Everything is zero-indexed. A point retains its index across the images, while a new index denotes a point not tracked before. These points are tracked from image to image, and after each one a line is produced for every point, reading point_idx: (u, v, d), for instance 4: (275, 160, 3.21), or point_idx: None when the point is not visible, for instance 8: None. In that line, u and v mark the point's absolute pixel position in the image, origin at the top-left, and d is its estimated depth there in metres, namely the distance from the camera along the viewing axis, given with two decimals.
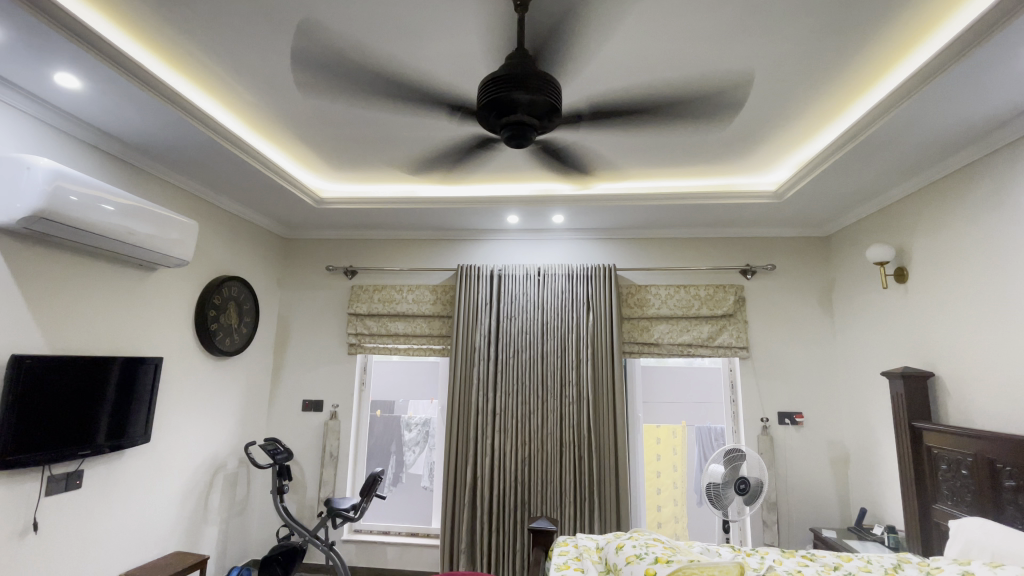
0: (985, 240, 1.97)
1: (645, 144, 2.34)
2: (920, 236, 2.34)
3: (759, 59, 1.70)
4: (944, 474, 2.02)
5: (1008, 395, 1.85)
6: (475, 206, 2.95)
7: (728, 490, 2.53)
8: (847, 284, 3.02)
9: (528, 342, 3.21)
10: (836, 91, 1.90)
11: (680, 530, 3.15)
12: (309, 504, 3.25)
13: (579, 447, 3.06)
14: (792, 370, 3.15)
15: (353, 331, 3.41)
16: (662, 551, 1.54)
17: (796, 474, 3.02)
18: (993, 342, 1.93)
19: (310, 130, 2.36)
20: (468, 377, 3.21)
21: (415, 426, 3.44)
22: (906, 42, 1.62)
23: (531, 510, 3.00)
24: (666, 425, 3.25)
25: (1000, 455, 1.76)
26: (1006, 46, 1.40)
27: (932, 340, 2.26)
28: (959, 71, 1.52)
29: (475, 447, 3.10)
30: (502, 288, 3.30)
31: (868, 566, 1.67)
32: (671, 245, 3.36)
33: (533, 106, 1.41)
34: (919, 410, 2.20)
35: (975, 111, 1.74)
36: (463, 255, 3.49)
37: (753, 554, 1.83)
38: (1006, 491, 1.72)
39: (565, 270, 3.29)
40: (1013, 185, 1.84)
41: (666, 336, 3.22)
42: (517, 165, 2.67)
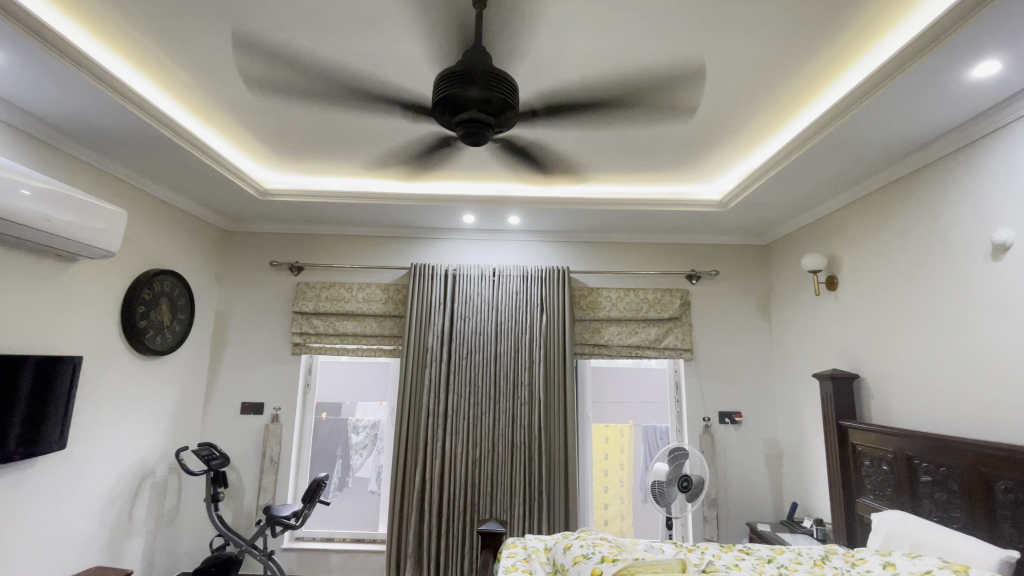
0: (907, 251, 2.13)
1: (601, 148, 2.37)
2: (850, 247, 2.51)
3: (713, 71, 1.77)
4: (867, 470, 2.16)
5: (925, 396, 2.01)
6: (430, 204, 2.89)
7: (671, 488, 2.59)
8: (783, 291, 3.19)
9: (482, 343, 3.18)
10: (780, 105, 2.00)
11: (625, 527, 3.23)
12: (247, 512, 3.07)
13: (530, 449, 3.06)
14: (732, 372, 3.28)
15: (298, 330, 3.25)
16: (608, 550, 1.55)
17: (735, 471, 3.15)
18: (912, 346, 2.08)
19: (255, 118, 2.23)
20: (419, 377, 3.13)
21: (363, 429, 3.34)
22: (845, 60, 1.71)
23: (480, 513, 2.97)
24: (614, 425, 3.33)
25: (916, 452, 1.90)
26: (933, 71, 1.51)
27: (859, 344, 2.42)
28: (890, 92, 1.63)
29: (425, 449, 3.04)
30: (456, 288, 3.26)
31: (799, 557, 1.77)
32: (622, 249, 3.43)
33: (489, 103, 1.39)
34: (846, 409, 2.35)
35: (901, 131, 1.89)
36: (416, 253, 3.41)
37: (694, 550, 1.88)
38: (923, 485, 1.86)
39: (519, 271, 3.29)
40: (933, 201, 2.01)
41: (616, 337, 3.27)
42: (474, 164, 2.64)
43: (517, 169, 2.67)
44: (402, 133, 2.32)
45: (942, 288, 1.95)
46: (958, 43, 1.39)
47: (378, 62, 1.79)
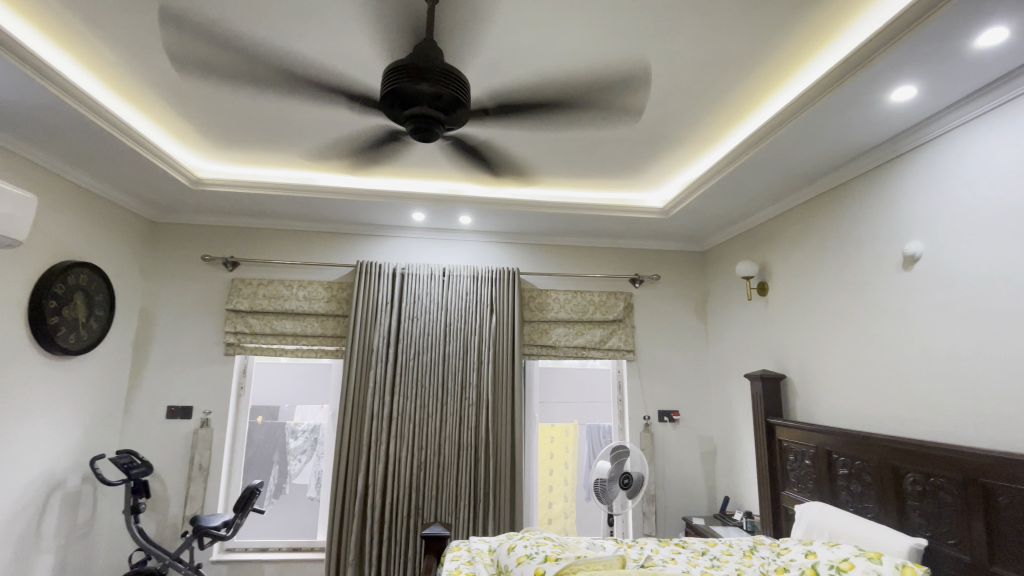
0: (830, 260, 2.30)
1: (553, 150, 2.39)
2: (780, 255, 2.68)
3: (661, 81, 1.83)
4: (792, 464, 2.31)
5: (842, 394, 2.18)
6: (378, 200, 2.81)
7: (613, 485, 2.64)
8: (719, 295, 3.35)
9: (430, 344, 3.12)
10: (721, 117, 2.09)
11: (569, 526, 3.28)
12: (172, 523, 2.85)
13: (476, 450, 3.03)
14: (672, 372, 3.41)
15: (231, 329, 3.06)
16: (551, 549, 1.56)
17: (673, 467, 3.28)
18: (833, 348, 2.25)
19: (190, 102, 2.08)
20: (363, 379, 3.03)
21: (302, 433, 3.19)
22: (781, 77, 1.82)
23: (424, 516, 2.91)
24: (560, 425, 3.37)
25: (835, 447, 2.05)
26: (856, 93, 1.64)
27: (786, 346, 2.58)
28: (820, 110, 1.75)
29: (369, 453, 2.94)
30: (403, 288, 3.18)
31: (729, 549, 1.87)
32: (570, 253, 3.48)
33: (437, 99, 1.36)
34: (773, 408, 2.51)
35: (828, 148, 2.03)
36: (361, 251, 3.30)
37: (634, 546, 1.93)
38: (840, 478, 2.00)
39: (469, 271, 3.26)
40: (853, 214, 2.17)
41: (563, 338, 3.32)
42: (425, 162, 2.59)
43: (468, 168, 2.65)
44: (350, 126, 2.23)
45: (859, 295, 2.11)
46: (882, 68, 1.50)
47: (327, 51, 1.72)
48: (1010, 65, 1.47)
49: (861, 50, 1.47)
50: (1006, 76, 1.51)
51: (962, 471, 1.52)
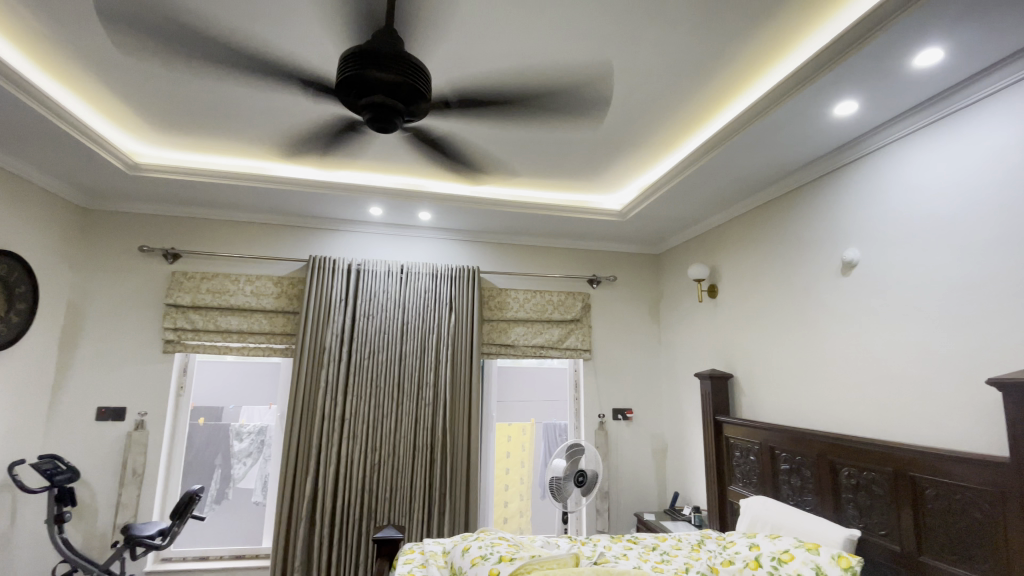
0: (776, 265, 2.40)
1: (514, 148, 2.38)
2: (730, 259, 2.78)
3: (622, 84, 1.85)
4: (738, 460, 2.40)
5: (785, 392, 2.28)
6: (333, 193, 2.71)
7: (568, 483, 2.66)
8: (671, 297, 3.45)
9: (385, 343, 3.04)
10: (679, 123, 2.15)
11: (524, 524, 3.28)
12: (101, 533, 2.64)
13: (432, 451, 2.98)
14: (626, 372, 3.48)
15: (171, 326, 2.87)
16: (505, 549, 1.55)
17: (625, 465, 3.34)
18: (777, 348, 2.35)
19: (128, 80, 1.92)
20: (314, 379, 2.91)
21: (247, 435, 3.03)
22: (738, 85, 1.87)
23: (377, 519, 2.83)
24: (516, 424, 3.37)
25: (777, 443, 2.14)
26: (804, 106, 1.72)
27: (734, 347, 2.68)
28: (773, 121, 1.82)
29: (319, 455, 2.83)
30: (358, 284, 3.08)
31: (678, 543, 1.93)
32: (530, 252, 3.49)
33: (397, 89, 1.32)
34: (721, 406, 2.61)
35: (777, 158, 2.12)
36: (314, 245, 3.17)
37: (588, 543, 1.95)
38: (782, 473, 2.10)
39: (427, 269, 3.21)
40: (798, 221, 2.29)
41: (522, 338, 3.32)
42: (384, 155, 2.52)
43: (428, 162, 2.60)
44: (304, 114, 2.14)
45: (801, 298, 2.22)
46: (830, 82, 1.57)
47: (281, 34, 1.63)
48: (942, 85, 1.57)
49: (811, 63, 1.53)
50: (940, 94, 1.62)
51: (892, 466, 1.62)
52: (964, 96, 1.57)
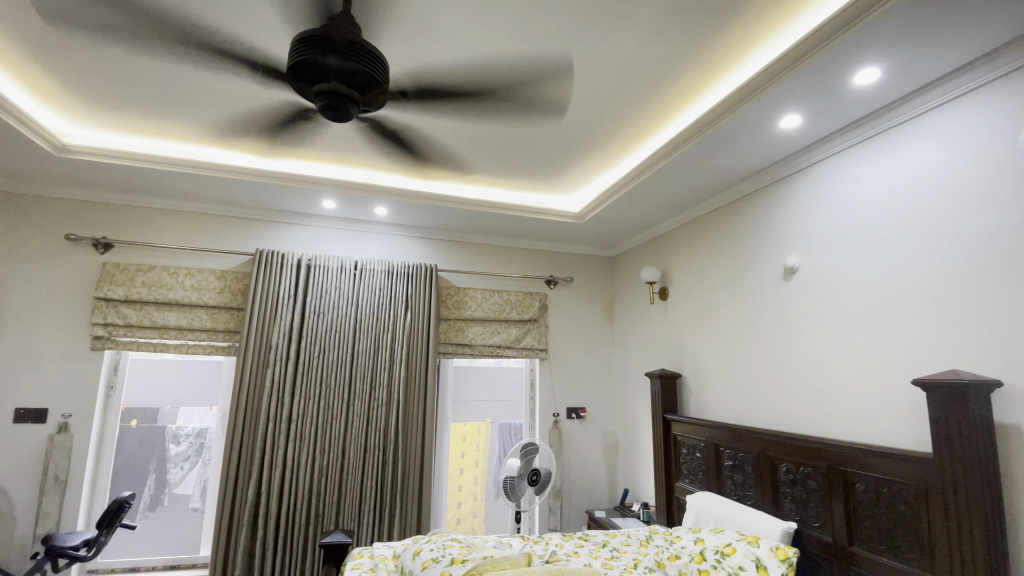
0: (723, 269, 2.50)
1: (475, 145, 2.36)
2: (680, 262, 2.87)
3: (582, 87, 1.87)
4: (685, 457, 2.48)
5: (730, 391, 2.37)
6: (284, 184, 2.59)
7: (521, 482, 2.66)
8: (625, 298, 3.53)
9: (337, 342, 2.94)
10: (636, 128, 2.19)
11: (477, 524, 3.26)
12: (15, 546, 2.41)
13: (384, 452, 2.91)
14: (580, 371, 3.53)
15: (100, 321, 2.66)
16: (458, 551, 1.53)
17: (578, 463, 3.39)
18: (723, 349, 2.45)
19: (54, 53, 1.76)
20: (260, 378, 2.77)
21: (185, 438, 2.85)
22: (693, 94, 1.93)
23: (324, 524, 2.74)
24: (472, 424, 3.34)
25: (722, 440, 2.23)
26: (755, 118, 1.79)
27: (683, 347, 2.77)
28: (725, 130, 1.88)
29: (263, 458, 2.70)
30: (309, 280, 2.96)
31: (628, 539, 1.97)
32: (488, 251, 3.47)
33: (351, 77, 1.28)
34: (670, 405, 2.69)
35: (728, 166, 2.20)
36: (262, 238, 3.02)
37: (540, 542, 1.96)
38: (726, 469, 2.18)
39: (383, 265, 3.13)
40: (744, 228, 2.39)
41: (479, 337, 3.29)
42: (338, 146, 2.43)
43: (386, 156, 2.53)
44: (254, 100, 2.03)
45: (746, 301, 2.32)
46: (779, 94, 1.64)
47: (230, 13, 1.54)
48: (878, 103, 1.68)
49: (763, 75, 1.60)
50: (877, 111, 1.73)
51: (827, 461, 1.72)
52: (897, 116, 1.68)
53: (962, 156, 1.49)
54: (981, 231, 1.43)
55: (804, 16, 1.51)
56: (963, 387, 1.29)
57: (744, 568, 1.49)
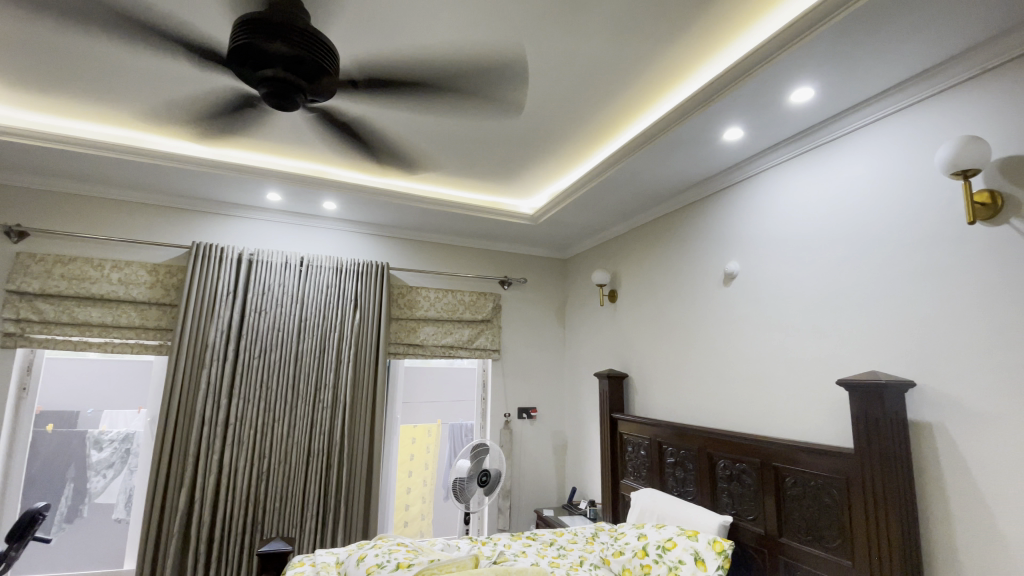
0: (669, 273, 2.59)
1: (429, 142, 2.33)
2: (630, 266, 2.95)
3: (538, 89, 1.88)
4: (630, 455, 2.54)
5: (674, 391, 2.45)
6: (226, 175, 2.45)
7: (471, 483, 2.64)
8: (576, 300, 3.59)
9: (280, 341, 2.81)
10: (589, 133, 2.23)
11: (425, 527, 3.21)
12: None
13: (329, 455, 2.81)
14: (532, 372, 3.55)
15: (10, 317, 2.41)
16: (404, 555, 1.50)
17: (528, 463, 3.41)
18: (668, 351, 2.53)
19: None
20: (194, 380, 2.61)
21: (109, 444, 2.63)
22: (644, 102, 1.99)
23: (263, 532, 2.61)
24: (422, 425, 3.29)
25: (665, 438, 2.31)
26: (701, 129, 1.87)
27: (630, 348, 2.85)
28: (673, 139, 1.95)
29: (196, 465, 2.55)
30: (251, 276, 2.82)
31: (575, 537, 2.00)
32: (442, 250, 3.43)
33: (298, 62, 1.23)
34: (617, 405, 2.75)
35: (676, 174, 2.28)
36: (199, 230, 2.84)
37: (488, 543, 1.95)
38: (669, 466, 2.26)
39: (331, 262, 3.02)
40: (689, 234, 2.49)
41: (431, 337, 3.25)
42: (285, 137, 2.33)
43: (336, 149, 2.44)
44: (192, 85, 1.91)
45: (690, 305, 2.42)
46: (723, 108, 1.72)
47: None
48: (812, 120, 1.79)
49: (709, 88, 1.67)
50: (811, 128, 1.84)
51: (760, 457, 1.81)
52: (827, 133, 1.81)
53: (884, 174, 1.62)
54: (898, 243, 1.55)
55: (747, 35, 1.60)
56: (880, 387, 1.40)
57: (683, 561, 1.55)
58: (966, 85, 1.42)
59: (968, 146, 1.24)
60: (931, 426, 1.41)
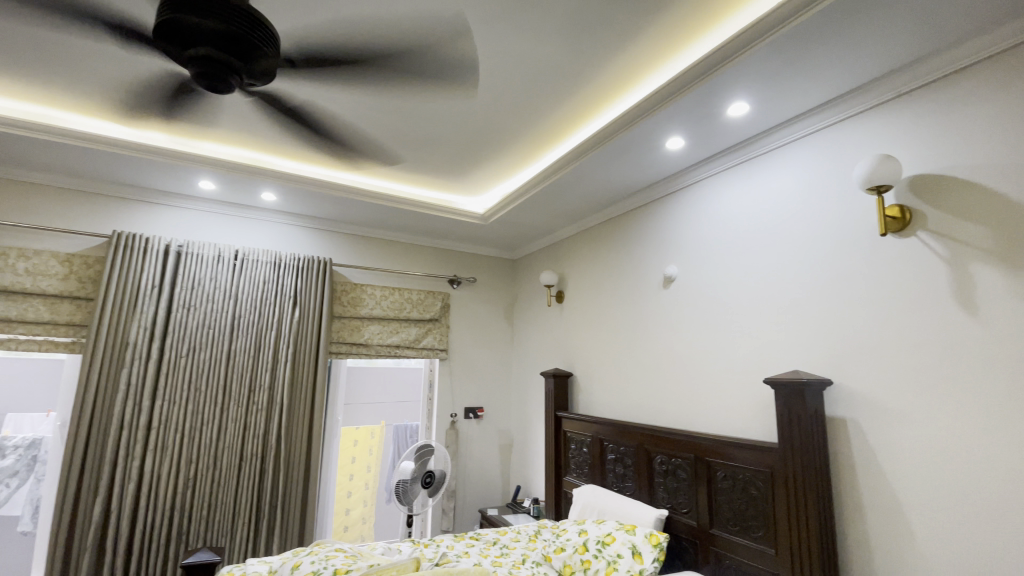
0: (614, 274, 2.66)
1: (378, 136, 2.26)
2: (577, 267, 3.01)
3: (490, 89, 1.87)
4: (573, 452, 2.59)
5: (616, 390, 2.52)
6: (152, 160, 2.27)
7: (414, 485, 2.59)
8: (524, 301, 3.62)
9: (211, 339, 2.64)
10: (540, 135, 2.25)
11: (366, 531, 3.12)
12: None
13: (263, 459, 2.67)
14: (479, 371, 3.54)
15: None
16: (342, 561, 1.45)
17: (473, 463, 3.39)
18: (612, 351, 2.60)
19: None
20: (111, 380, 2.40)
21: (12, 450, 2.37)
22: (593, 108, 2.03)
23: (189, 542, 2.44)
24: (364, 427, 3.19)
25: (607, 436, 2.37)
26: (647, 136, 1.93)
27: (576, 348, 2.90)
28: (620, 145, 2.01)
29: (113, 473, 2.34)
30: (179, 270, 2.63)
31: (518, 535, 2.02)
32: (389, 247, 3.35)
33: (227, 37, 1.15)
34: (562, 404, 2.80)
35: (622, 179, 2.35)
36: (120, 218, 2.62)
37: (430, 545, 1.92)
38: (610, 463, 2.32)
39: (269, 257, 2.88)
40: (633, 238, 2.57)
41: (376, 336, 3.17)
42: (220, 123, 2.19)
43: (276, 137, 2.32)
44: (114, 63, 1.75)
45: (633, 306, 2.49)
46: (668, 118, 1.79)
47: None
48: (748, 133, 1.90)
49: (656, 96, 1.72)
50: (747, 140, 1.95)
51: (695, 452, 1.90)
52: (761, 146, 1.92)
53: (809, 188, 1.74)
54: (820, 252, 1.67)
55: (691, 48, 1.67)
56: (802, 386, 1.51)
57: (621, 556, 1.61)
58: (881, 108, 1.56)
59: (882, 164, 1.36)
60: (846, 421, 1.53)
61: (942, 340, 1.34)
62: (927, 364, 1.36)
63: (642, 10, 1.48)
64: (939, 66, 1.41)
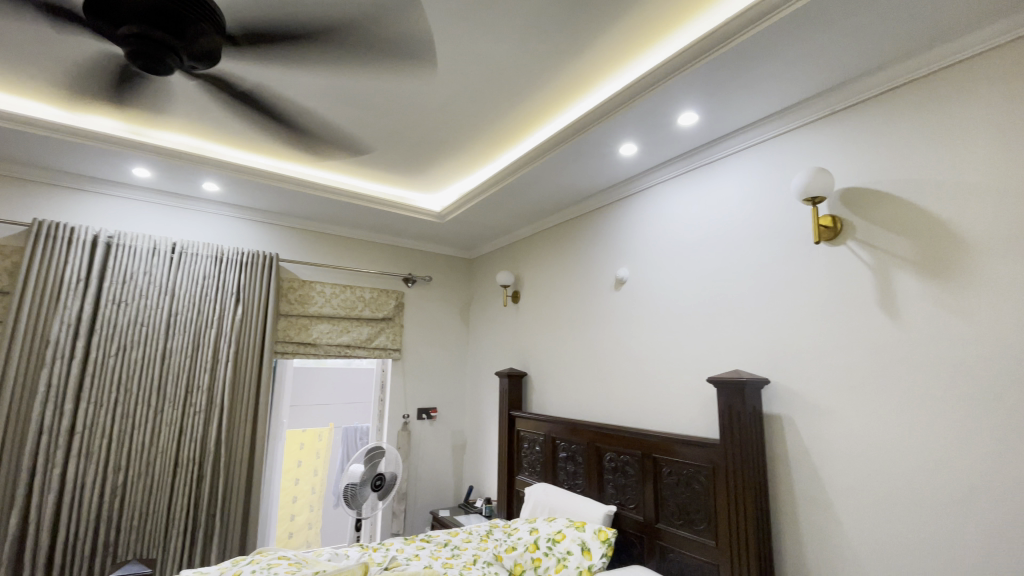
0: (569, 276, 2.70)
1: (331, 129, 2.20)
2: (533, 268, 3.03)
3: (449, 86, 1.86)
4: (526, 451, 2.61)
5: (568, 389, 2.56)
6: (79, 143, 2.10)
7: (364, 489, 2.52)
8: (480, 301, 3.61)
9: (144, 337, 2.47)
10: (498, 135, 2.26)
11: (312, 536, 3.01)
12: None
13: (201, 464, 2.53)
14: (433, 372, 3.50)
15: None
16: (285, 569, 1.39)
17: (425, 464, 3.35)
18: (565, 351, 2.63)
19: None
20: (28, 381, 2.19)
21: None
22: (552, 110, 2.06)
23: (116, 555, 2.27)
24: (312, 429, 3.08)
25: (559, 434, 2.39)
26: (602, 141, 1.97)
27: (530, 347, 2.92)
28: (577, 148, 2.04)
29: (28, 483, 2.14)
30: (108, 262, 2.44)
31: (469, 535, 2.01)
32: (340, 244, 3.26)
33: (162, 14, 1.08)
34: (516, 403, 2.81)
35: (578, 182, 2.39)
36: (40, 205, 2.39)
37: (379, 548, 1.88)
38: (562, 461, 2.35)
39: (211, 250, 2.73)
40: (587, 240, 2.61)
41: (326, 335, 3.07)
42: (158, 108, 2.05)
43: (221, 126, 2.20)
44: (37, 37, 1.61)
45: (586, 307, 2.54)
46: (624, 124, 1.84)
47: None
48: (698, 141, 1.98)
49: (612, 102, 1.76)
50: (696, 148, 2.03)
51: (643, 449, 1.96)
52: (708, 155, 2.01)
53: (752, 197, 1.83)
54: (761, 258, 1.76)
55: (646, 57, 1.72)
56: (743, 385, 1.58)
57: (571, 552, 1.63)
58: (817, 123, 1.67)
59: (817, 176, 1.45)
60: (781, 417, 1.62)
61: (866, 342, 1.44)
62: (854, 363, 1.46)
63: (601, 18, 1.51)
64: (865, 88, 1.53)
